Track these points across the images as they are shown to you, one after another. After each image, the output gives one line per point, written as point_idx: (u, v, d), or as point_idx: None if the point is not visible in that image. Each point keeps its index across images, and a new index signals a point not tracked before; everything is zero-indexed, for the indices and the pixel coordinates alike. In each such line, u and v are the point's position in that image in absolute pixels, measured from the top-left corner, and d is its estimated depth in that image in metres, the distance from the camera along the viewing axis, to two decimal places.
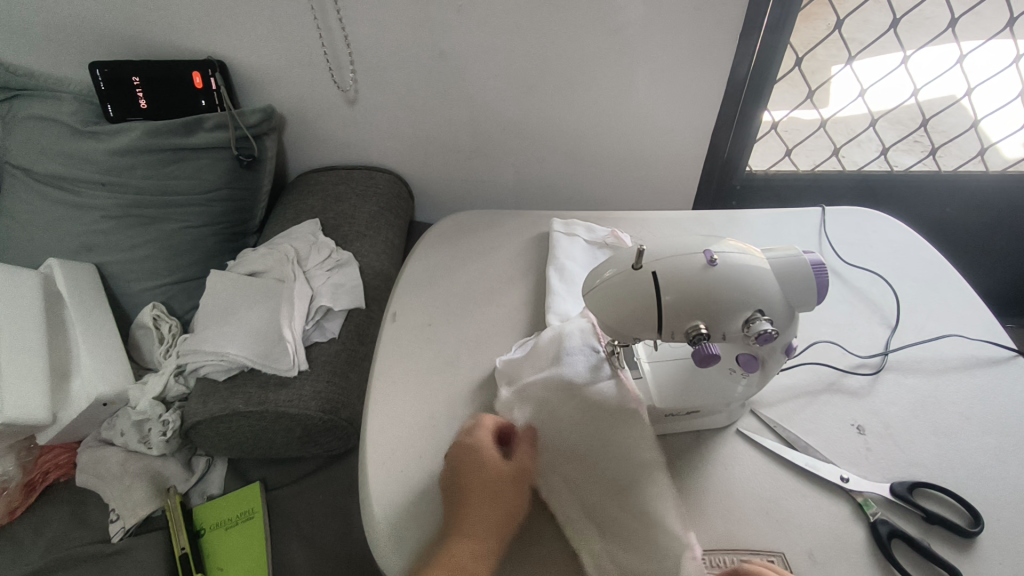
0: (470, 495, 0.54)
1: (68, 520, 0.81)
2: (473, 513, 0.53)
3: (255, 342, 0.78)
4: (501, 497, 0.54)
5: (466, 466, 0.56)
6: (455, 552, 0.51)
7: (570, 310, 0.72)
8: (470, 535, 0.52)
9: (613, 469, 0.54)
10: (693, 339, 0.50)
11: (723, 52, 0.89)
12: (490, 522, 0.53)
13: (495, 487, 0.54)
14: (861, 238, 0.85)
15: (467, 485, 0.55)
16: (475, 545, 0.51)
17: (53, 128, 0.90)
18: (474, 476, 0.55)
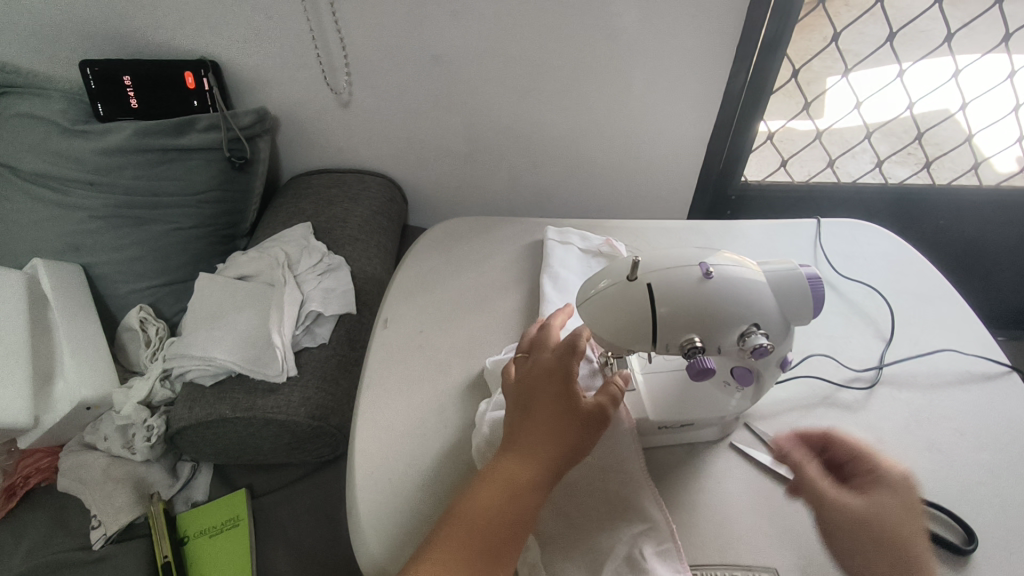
0: (534, 421, 0.52)
1: (49, 526, 0.80)
2: (530, 441, 0.51)
3: (243, 347, 0.77)
4: (565, 430, 0.52)
5: (542, 391, 0.54)
6: (496, 483, 0.50)
7: (565, 318, 0.71)
8: (518, 467, 0.50)
9: (598, 453, 0.57)
10: (688, 352, 0.50)
11: (720, 61, 0.89)
12: (546, 456, 0.51)
13: (561, 420, 0.52)
14: (855, 250, 0.85)
15: (534, 410, 0.53)
16: (524, 477, 0.50)
17: (38, 125, 0.88)
18: (547, 404, 0.53)
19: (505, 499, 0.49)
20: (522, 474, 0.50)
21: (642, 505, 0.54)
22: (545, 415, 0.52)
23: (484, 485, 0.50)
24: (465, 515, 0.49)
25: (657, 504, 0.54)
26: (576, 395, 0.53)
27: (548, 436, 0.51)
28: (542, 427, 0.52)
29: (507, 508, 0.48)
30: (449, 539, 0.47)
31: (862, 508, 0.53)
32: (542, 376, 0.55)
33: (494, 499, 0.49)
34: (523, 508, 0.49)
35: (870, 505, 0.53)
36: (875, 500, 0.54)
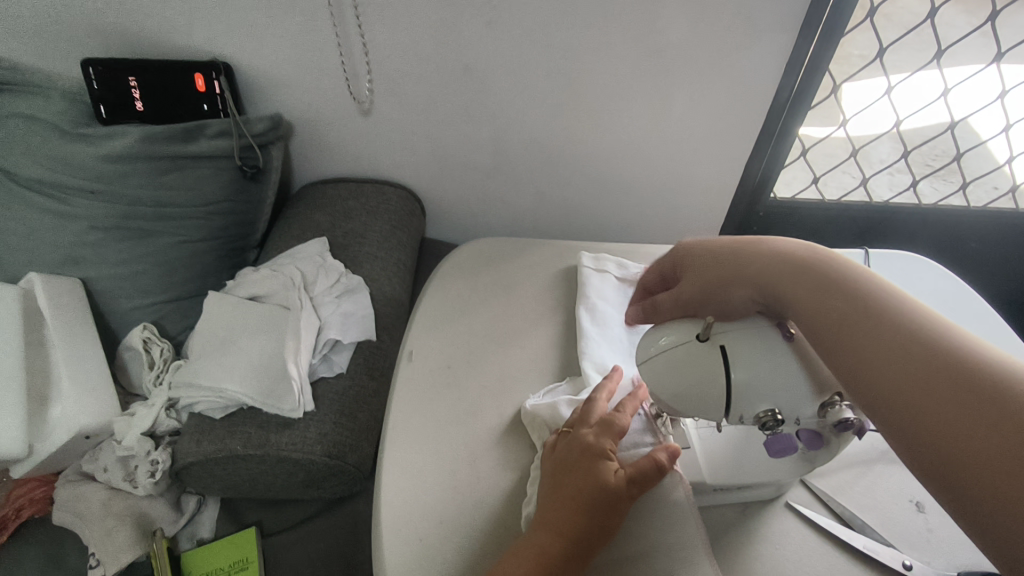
0: (565, 496, 0.49)
1: (42, 562, 0.74)
2: (560, 517, 0.48)
3: (256, 377, 0.71)
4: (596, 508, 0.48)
5: (575, 463, 0.51)
6: (522, 559, 0.46)
7: (607, 358, 0.66)
8: (548, 544, 0.47)
9: (657, 525, 0.51)
10: (764, 424, 0.45)
11: (766, 79, 0.84)
12: (577, 533, 0.47)
13: (593, 496, 0.48)
14: (906, 284, 0.80)
15: (565, 484, 0.49)
16: (554, 555, 0.46)
17: (33, 127, 0.80)
18: (580, 476, 0.49)
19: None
20: (552, 551, 0.46)
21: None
22: (576, 489, 0.49)
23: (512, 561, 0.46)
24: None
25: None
26: (609, 471, 0.50)
27: (581, 512, 0.48)
28: (574, 502, 0.48)
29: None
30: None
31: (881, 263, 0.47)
32: (573, 448, 0.52)
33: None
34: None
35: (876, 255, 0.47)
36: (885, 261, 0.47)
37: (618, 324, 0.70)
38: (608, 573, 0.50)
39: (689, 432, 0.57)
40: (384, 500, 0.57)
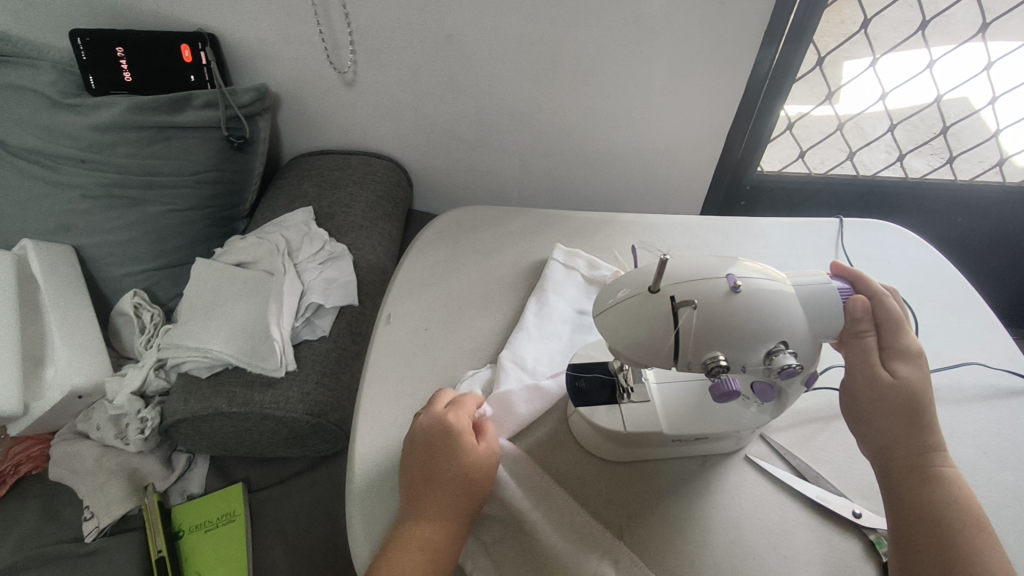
0: (443, 485, 0.53)
1: (40, 515, 0.78)
2: (439, 506, 0.52)
3: (239, 339, 0.73)
4: (470, 486, 0.53)
5: (445, 453, 0.54)
6: (413, 553, 0.49)
7: (536, 354, 0.66)
8: (433, 529, 0.51)
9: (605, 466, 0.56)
10: (710, 370, 0.47)
11: (745, 49, 0.85)
12: (457, 511, 0.52)
13: (467, 478, 0.53)
14: (878, 252, 0.81)
15: (438, 475, 0.53)
16: (443, 539, 0.51)
17: (26, 97, 0.83)
18: (450, 464, 0.53)
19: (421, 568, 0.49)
20: (436, 536, 0.51)
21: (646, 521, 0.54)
22: (445, 478, 0.53)
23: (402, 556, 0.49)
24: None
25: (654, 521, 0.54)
26: (472, 451, 0.54)
27: (456, 496, 0.53)
28: (451, 489, 0.53)
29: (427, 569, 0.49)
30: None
31: (906, 385, 0.50)
32: (438, 437, 0.54)
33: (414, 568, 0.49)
34: (440, 565, 0.50)
35: (919, 369, 0.51)
36: (915, 364, 0.51)
37: (562, 322, 0.69)
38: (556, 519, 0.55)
39: (648, 386, 0.59)
40: (357, 451, 0.60)
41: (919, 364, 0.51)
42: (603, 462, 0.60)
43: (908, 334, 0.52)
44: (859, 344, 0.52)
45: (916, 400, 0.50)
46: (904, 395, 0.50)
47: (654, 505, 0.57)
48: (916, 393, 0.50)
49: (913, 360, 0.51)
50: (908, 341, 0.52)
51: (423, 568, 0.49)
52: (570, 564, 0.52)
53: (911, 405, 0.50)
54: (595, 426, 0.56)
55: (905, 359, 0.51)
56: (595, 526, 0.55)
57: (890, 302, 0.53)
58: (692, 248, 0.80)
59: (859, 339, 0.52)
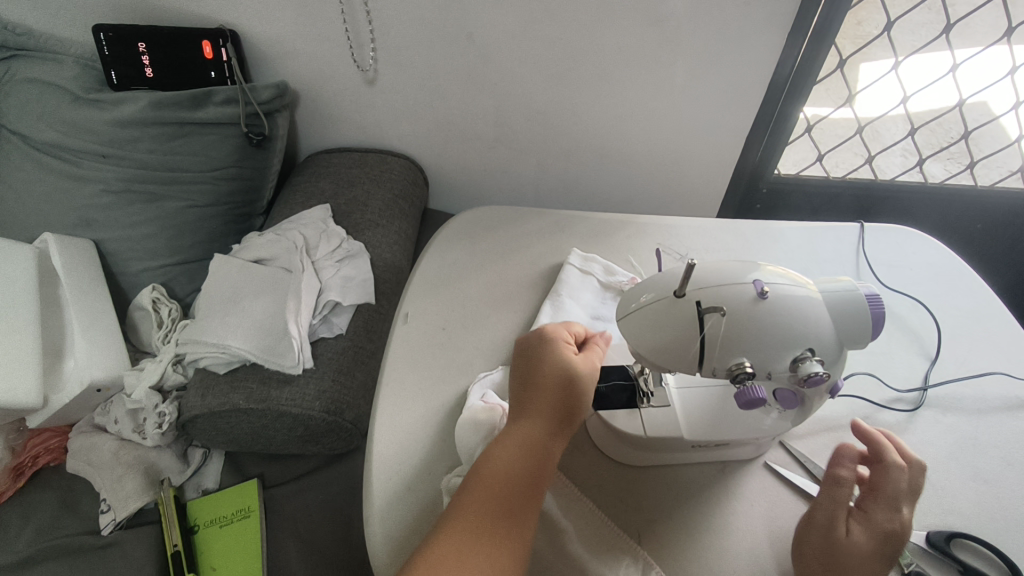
0: (533, 395, 0.53)
1: (58, 507, 0.79)
2: (534, 410, 0.53)
3: (256, 336, 0.73)
4: (569, 394, 0.53)
5: (543, 360, 0.55)
6: (509, 448, 0.50)
7: None
8: (529, 429, 0.51)
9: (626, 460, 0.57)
10: (735, 377, 0.46)
11: (768, 51, 0.84)
12: (554, 416, 0.52)
13: (565, 385, 0.53)
14: (899, 258, 0.81)
15: (537, 383, 0.54)
16: (530, 442, 0.50)
17: (49, 92, 0.85)
18: (546, 371, 0.54)
19: (518, 462, 0.49)
20: (529, 435, 0.51)
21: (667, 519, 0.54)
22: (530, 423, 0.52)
23: (494, 454, 0.50)
24: (487, 482, 0.48)
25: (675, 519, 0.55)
26: (572, 360, 0.55)
27: (552, 399, 0.53)
28: (549, 394, 0.53)
29: (522, 462, 0.49)
30: (472, 507, 0.47)
31: (860, 546, 0.48)
32: (536, 351, 0.56)
33: (512, 460, 0.49)
34: (534, 460, 0.50)
35: (877, 543, 0.48)
36: (879, 539, 0.48)
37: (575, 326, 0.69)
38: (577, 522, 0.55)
39: (669, 391, 0.58)
40: (376, 450, 0.60)
41: (882, 541, 0.48)
42: (620, 464, 0.60)
43: (896, 513, 0.49)
44: (832, 494, 0.50)
45: (864, 566, 0.47)
46: (850, 561, 0.47)
47: (672, 510, 0.57)
48: (863, 563, 0.47)
49: (879, 534, 0.48)
50: (891, 518, 0.49)
51: (513, 469, 0.49)
52: (591, 568, 0.52)
53: (854, 572, 0.47)
54: (613, 429, 0.56)
55: (870, 526, 0.49)
56: (613, 529, 0.55)
57: (897, 478, 0.50)
58: (711, 251, 0.80)
59: (839, 485, 0.50)
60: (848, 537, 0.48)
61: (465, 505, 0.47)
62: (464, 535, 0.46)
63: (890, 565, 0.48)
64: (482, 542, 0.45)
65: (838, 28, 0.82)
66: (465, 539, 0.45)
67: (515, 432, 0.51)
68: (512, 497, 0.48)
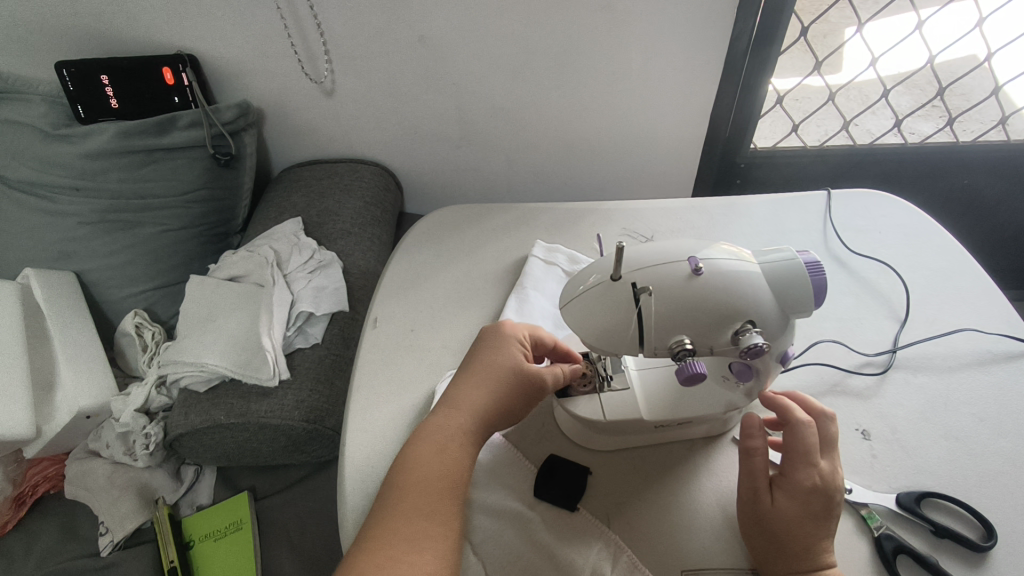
0: (464, 391, 0.54)
1: (60, 534, 0.81)
2: (449, 408, 0.53)
3: (233, 352, 0.75)
4: (493, 393, 0.54)
5: (483, 353, 0.56)
6: (423, 449, 0.50)
7: None
8: (452, 431, 0.51)
9: (591, 440, 0.60)
10: (676, 354, 0.47)
11: (721, 23, 0.83)
12: (476, 420, 0.52)
13: (488, 386, 0.54)
14: (868, 221, 0.80)
15: (455, 388, 0.54)
16: (451, 431, 0.51)
17: (20, 131, 0.87)
18: (482, 362, 0.55)
19: (439, 463, 0.49)
20: (448, 433, 0.51)
21: (632, 502, 0.57)
22: (457, 417, 0.52)
23: (413, 452, 0.50)
24: (413, 484, 0.48)
25: (639, 500, 0.57)
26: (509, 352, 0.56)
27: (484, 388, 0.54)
28: (470, 391, 0.53)
29: (441, 464, 0.49)
30: (393, 514, 0.46)
31: (786, 514, 0.51)
32: (485, 343, 0.57)
33: (426, 461, 0.49)
34: (457, 465, 0.49)
35: (802, 503, 0.51)
36: (803, 499, 0.51)
37: (541, 315, 0.69)
38: (543, 511, 0.56)
39: (629, 374, 0.59)
40: (348, 454, 0.61)
41: (807, 500, 0.51)
42: (589, 450, 0.61)
43: (813, 469, 0.52)
44: (747, 464, 0.53)
45: (796, 531, 0.50)
46: (780, 527, 0.50)
47: (640, 491, 0.58)
48: (793, 526, 0.50)
49: (802, 493, 0.51)
50: (810, 475, 0.51)
51: (435, 459, 0.49)
52: (559, 554, 0.53)
53: (787, 538, 0.50)
54: (575, 415, 0.57)
55: (792, 490, 0.51)
56: (581, 515, 0.55)
57: (805, 433, 0.52)
58: (677, 232, 0.80)
59: (751, 456, 0.53)
60: (772, 504, 0.51)
61: (391, 506, 0.46)
62: (392, 541, 0.45)
63: (820, 520, 0.50)
64: (408, 543, 0.45)
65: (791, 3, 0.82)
66: (393, 545, 0.44)
67: (433, 432, 0.51)
68: (429, 493, 0.47)
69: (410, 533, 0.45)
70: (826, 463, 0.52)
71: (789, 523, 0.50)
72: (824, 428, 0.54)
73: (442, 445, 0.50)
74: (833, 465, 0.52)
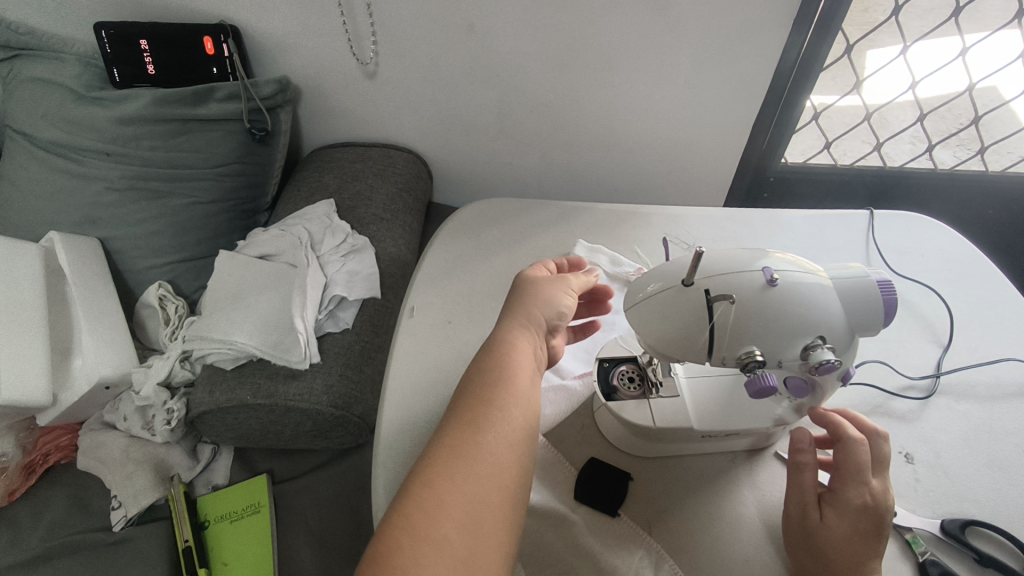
0: (525, 310, 0.52)
1: (70, 505, 0.79)
2: (513, 323, 0.51)
3: (264, 331, 0.73)
4: (551, 314, 0.53)
5: (535, 282, 0.55)
6: (495, 359, 0.47)
7: None
8: (516, 339, 0.49)
9: (632, 446, 0.59)
10: (745, 366, 0.46)
11: (775, 36, 0.82)
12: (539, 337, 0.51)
13: (545, 305, 0.53)
14: (910, 243, 0.80)
15: (516, 310, 0.52)
16: (519, 343, 0.49)
17: (51, 91, 0.85)
18: (537, 286, 0.55)
19: (506, 367, 0.47)
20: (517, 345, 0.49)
21: (673, 512, 0.56)
22: (523, 334, 0.50)
23: (481, 364, 0.47)
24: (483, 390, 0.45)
25: (680, 508, 0.56)
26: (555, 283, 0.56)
27: (544, 309, 0.53)
28: (532, 311, 0.52)
29: (514, 369, 0.47)
30: (465, 422, 0.43)
31: (835, 532, 0.50)
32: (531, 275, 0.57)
33: (499, 366, 0.46)
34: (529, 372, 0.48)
35: (852, 522, 0.50)
36: (854, 517, 0.50)
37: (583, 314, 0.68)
38: (586, 516, 0.55)
39: (679, 382, 0.57)
40: (385, 444, 0.60)
41: (857, 518, 0.50)
42: (629, 456, 0.60)
43: (864, 487, 0.51)
44: (797, 480, 0.53)
45: (845, 549, 0.49)
46: (828, 544, 0.50)
47: (684, 501, 0.57)
48: (842, 545, 0.49)
49: (852, 512, 0.50)
50: (861, 493, 0.51)
51: (506, 367, 0.47)
52: (602, 559, 0.52)
53: (836, 556, 0.49)
54: (623, 420, 0.56)
55: (842, 508, 0.51)
56: (624, 522, 0.54)
57: (858, 451, 0.51)
58: (719, 240, 0.79)
59: (800, 471, 0.53)
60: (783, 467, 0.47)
61: (460, 413, 0.44)
62: (466, 444, 0.41)
63: (871, 539, 0.50)
64: (481, 445, 0.42)
65: (842, 18, 0.81)
66: (466, 447, 0.41)
67: (495, 341, 0.49)
68: (500, 389, 0.45)
69: (485, 436, 0.42)
70: (878, 482, 0.52)
71: (838, 542, 0.50)
72: (877, 447, 0.53)
73: (512, 353, 0.48)
74: (885, 485, 0.51)
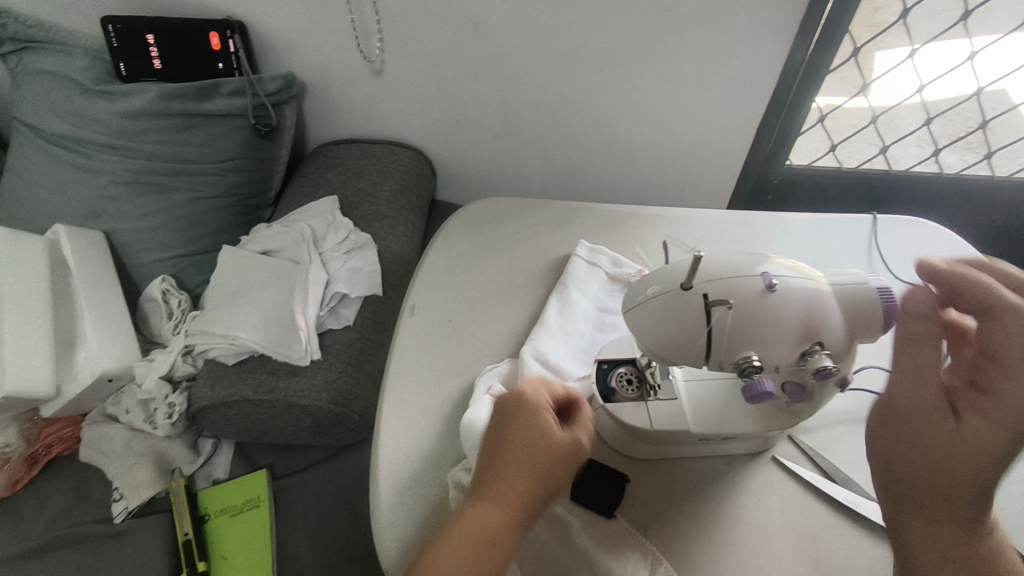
0: (513, 438, 0.49)
1: (72, 495, 0.80)
2: (503, 460, 0.48)
3: (264, 327, 0.74)
4: (547, 456, 0.49)
5: (530, 414, 0.51)
6: (481, 510, 0.46)
7: (551, 347, 0.64)
8: (503, 485, 0.48)
9: (629, 447, 0.59)
10: (743, 370, 0.46)
11: (782, 39, 0.82)
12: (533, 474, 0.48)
13: (540, 447, 0.49)
14: (913, 248, 0.79)
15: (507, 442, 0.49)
16: (509, 491, 0.47)
17: (59, 84, 0.85)
18: (531, 415, 0.50)
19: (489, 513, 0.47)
20: (505, 492, 0.47)
21: (669, 514, 0.56)
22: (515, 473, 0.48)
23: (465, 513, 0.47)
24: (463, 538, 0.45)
25: (676, 511, 0.56)
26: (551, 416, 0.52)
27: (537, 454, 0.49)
28: (522, 447, 0.49)
29: (494, 529, 0.46)
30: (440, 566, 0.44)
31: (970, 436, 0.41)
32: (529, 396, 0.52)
33: (480, 520, 0.46)
34: (508, 519, 0.46)
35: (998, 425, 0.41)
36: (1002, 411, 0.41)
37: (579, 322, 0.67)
38: (582, 517, 0.55)
39: (676, 383, 0.58)
40: (383, 441, 0.60)
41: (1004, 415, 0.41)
42: (625, 457, 0.60)
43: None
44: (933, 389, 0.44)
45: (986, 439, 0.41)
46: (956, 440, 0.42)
47: (679, 503, 0.57)
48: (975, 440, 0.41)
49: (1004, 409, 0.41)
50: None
51: (489, 519, 0.46)
52: (597, 561, 0.52)
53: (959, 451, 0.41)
54: (620, 422, 0.56)
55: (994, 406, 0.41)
56: (619, 523, 0.55)
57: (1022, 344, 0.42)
58: (722, 243, 0.79)
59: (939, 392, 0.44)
60: (961, 429, 0.41)
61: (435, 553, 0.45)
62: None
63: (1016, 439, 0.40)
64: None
65: (848, 22, 0.80)
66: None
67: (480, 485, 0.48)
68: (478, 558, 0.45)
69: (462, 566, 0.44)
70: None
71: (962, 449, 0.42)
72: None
73: (494, 510, 0.47)
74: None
